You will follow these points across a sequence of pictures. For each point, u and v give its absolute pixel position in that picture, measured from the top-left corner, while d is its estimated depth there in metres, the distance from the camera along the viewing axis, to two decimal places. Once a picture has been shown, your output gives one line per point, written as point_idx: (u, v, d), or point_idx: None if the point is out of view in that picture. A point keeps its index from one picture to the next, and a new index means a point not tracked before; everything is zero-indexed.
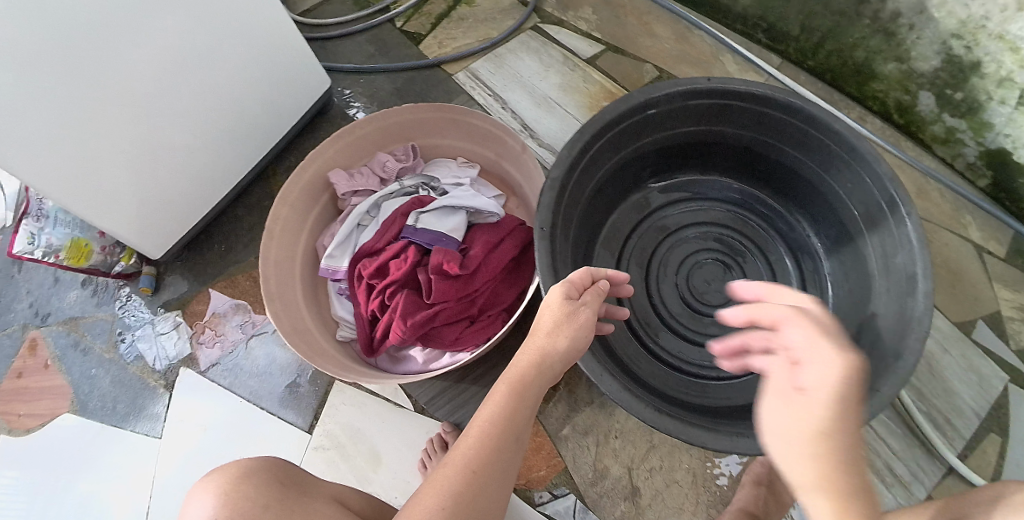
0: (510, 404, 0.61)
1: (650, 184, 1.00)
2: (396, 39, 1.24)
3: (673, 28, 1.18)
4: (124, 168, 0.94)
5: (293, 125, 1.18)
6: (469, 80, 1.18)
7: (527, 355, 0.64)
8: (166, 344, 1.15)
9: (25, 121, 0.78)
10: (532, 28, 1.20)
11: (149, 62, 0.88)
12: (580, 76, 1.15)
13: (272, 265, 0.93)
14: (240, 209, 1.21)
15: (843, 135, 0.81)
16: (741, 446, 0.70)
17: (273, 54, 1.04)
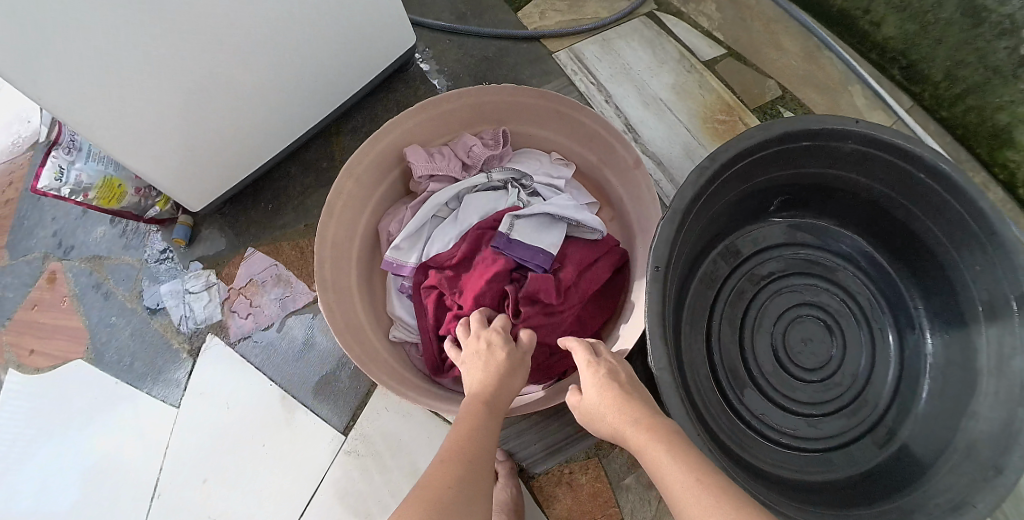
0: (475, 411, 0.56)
1: (771, 222, 0.93)
2: (491, 1, 1.15)
3: (802, 45, 1.06)
4: (175, 110, 0.85)
5: (367, 83, 1.08)
6: (571, 62, 1.08)
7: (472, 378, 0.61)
8: (196, 305, 1.05)
9: (65, 33, 0.67)
10: (646, 15, 1.10)
11: (225, 1, 0.77)
12: (695, 79, 1.05)
13: (329, 247, 0.85)
14: (295, 167, 1.11)
15: (989, 212, 0.72)
16: None
17: (358, 5, 0.92)
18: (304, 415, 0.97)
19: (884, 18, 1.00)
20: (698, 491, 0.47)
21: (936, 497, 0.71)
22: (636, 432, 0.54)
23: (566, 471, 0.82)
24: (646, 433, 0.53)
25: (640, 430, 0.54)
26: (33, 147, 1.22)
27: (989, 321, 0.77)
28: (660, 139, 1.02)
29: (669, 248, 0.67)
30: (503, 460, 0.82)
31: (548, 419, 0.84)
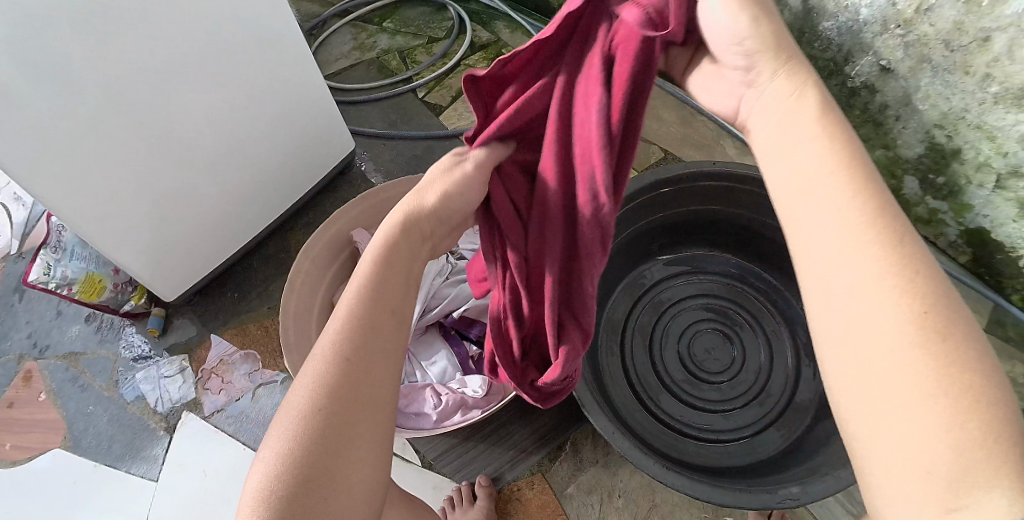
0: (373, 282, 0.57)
1: (658, 256, 1.04)
2: (417, 108, 1.30)
3: None
4: (149, 206, 0.98)
5: (315, 184, 1.24)
6: None
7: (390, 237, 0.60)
8: (169, 387, 1.13)
9: (55, 148, 0.81)
10: None
11: (188, 112, 0.93)
12: None
13: (291, 317, 0.94)
14: (255, 259, 1.24)
15: None
16: (744, 502, 0.75)
17: (303, 112, 1.11)
18: None
19: None
20: (892, 280, 0.41)
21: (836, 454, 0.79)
22: (855, 211, 0.43)
23: (515, 489, 0.89)
24: (863, 209, 0.43)
25: (854, 210, 0.43)
26: (5, 260, 1.32)
27: None
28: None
29: None
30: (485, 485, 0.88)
31: (489, 444, 0.91)
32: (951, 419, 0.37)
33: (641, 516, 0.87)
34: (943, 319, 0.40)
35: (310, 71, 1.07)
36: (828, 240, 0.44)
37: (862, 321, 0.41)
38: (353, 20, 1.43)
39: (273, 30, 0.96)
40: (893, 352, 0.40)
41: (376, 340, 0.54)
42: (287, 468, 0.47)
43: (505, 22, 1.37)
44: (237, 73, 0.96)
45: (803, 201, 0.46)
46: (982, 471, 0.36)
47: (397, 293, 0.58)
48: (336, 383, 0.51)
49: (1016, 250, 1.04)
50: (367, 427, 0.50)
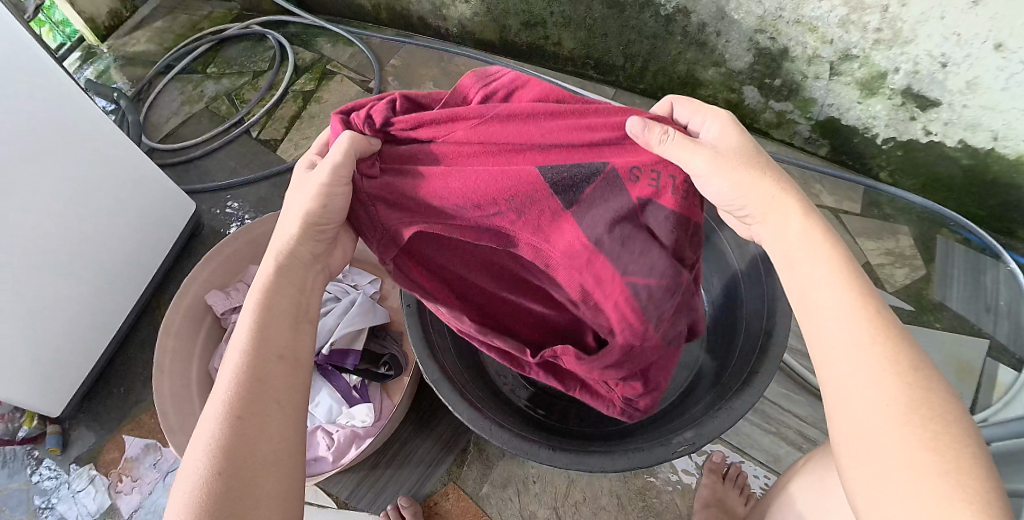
0: (265, 312, 0.54)
1: None
2: (255, 148, 1.30)
3: None
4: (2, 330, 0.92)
5: (165, 257, 1.20)
6: None
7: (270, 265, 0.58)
8: (85, 499, 1.08)
9: None
10: None
11: (5, 221, 0.87)
12: None
13: (168, 400, 0.90)
14: (132, 348, 1.20)
15: None
16: (637, 461, 0.70)
17: (138, 188, 1.08)
18: None
19: (560, 37, 1.20)
20: (891, 371, 0.43)
21: (727, 382, 0.77)
22: (847, 293, 0.48)
23: (432, 504, 0.88)
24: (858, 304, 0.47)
25: (858, 303, 0.47)
26: None
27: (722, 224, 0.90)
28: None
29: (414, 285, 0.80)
30: (408, 506, 0.85)
31: (396, 466, 0.91)
32: (896, 427, 0.42)
33: (560, 495, 0.87)
34: (928, 406, 0.42)
35: (123, 142, 1.03)
36: (834, 319, 0.47)
37: (856, 386, 0.44)
38: (176, 74, 1.43)
39: (70, 112, 0.92)
40: (880, 404, 0.43)
41: (268, 364, 0.52)
42: (201, 485, 0.45)
43: (326, 37, 1.44)
44: (48, 168, 0.91)
45: (803, 278, 0.51)
46: (935, 470, 0.39)
47: (289, 316, 0.56)
48: (235, 417, 0.48)
49: (870, 130, 1.05)
50: (279, 439, 0.49)
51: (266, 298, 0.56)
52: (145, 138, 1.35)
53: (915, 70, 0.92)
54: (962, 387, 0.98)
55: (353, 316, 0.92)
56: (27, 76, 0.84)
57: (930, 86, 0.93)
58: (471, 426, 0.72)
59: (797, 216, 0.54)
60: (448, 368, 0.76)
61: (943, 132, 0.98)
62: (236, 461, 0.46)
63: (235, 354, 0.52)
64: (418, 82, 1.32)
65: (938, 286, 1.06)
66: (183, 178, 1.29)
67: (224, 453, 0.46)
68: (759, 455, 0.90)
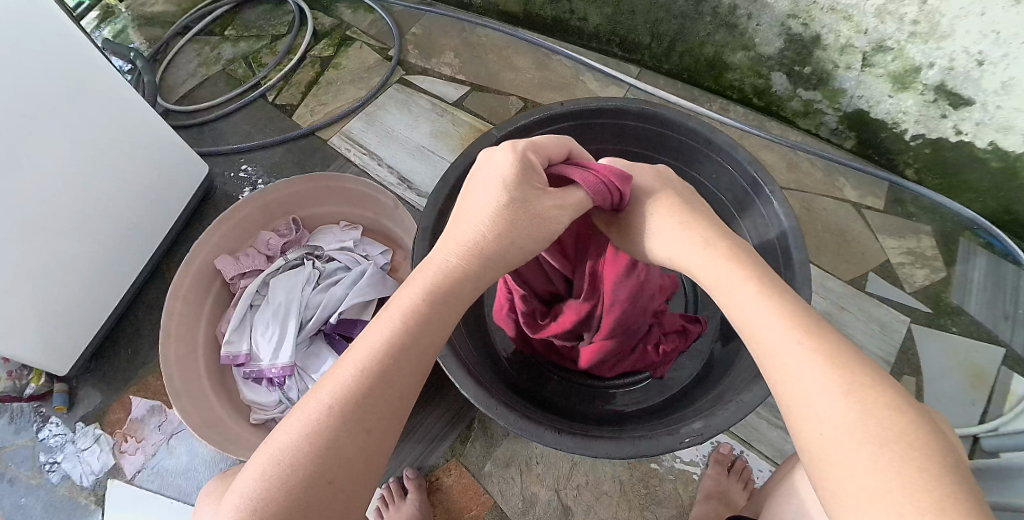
0: (416, 314, 0.51)
1: None
2: (270, 113, 1.29)
3: (533, 58, 1.26)
4: (13, 286, 0.91)
5: (176, 218, 1.19)
6: (344, 143, 1.22)
7: (431, 269, 0.54)
8: (89, 458, 1.08)
9: None
10: (397, 83, 1.27)
11: (20, 177, 0.87)
12: (449, 120, 1.20)
13: (174, 361, 0.89)
14: (140, 309, 1.20)
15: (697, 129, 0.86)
16: (644, 450, 0.68)
17: (152, 148, 1.07)
18: None
19: (586, 13, 1.18)
20: (838, 373, 0.43)
21: (739, 374, 0.75)
22: (780, 315, 0.48)
23: (434, 479, 0.87)
24: (810, 321, 0.47)
25: (804, 334, 0.46)
26: None
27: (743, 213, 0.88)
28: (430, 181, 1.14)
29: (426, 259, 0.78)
30: (414, 477, 0.86)
31: (399, 439, 0.90)
32: (851, 449, 0.41)
33: (563, 477, 0.86)
34: (883, 401, 0.42)
35: (137, 102, 1.02)
36: (782, 343, 0.46)
37: (812, 393, 0.43)
38: (194, 35, 1.41)
39: (85, 70, 0.91)
40: (841, 423, 0.42)
41: (396, 374, 0.48)
42: (287, 466, 0.44)
43: (345, 4, 1.41)
44: (63, 126, 0.91)
45: (746, 309, 0.50)
46: (908, 496, 0.38)
47: (431, 327, 0.52)
48: (344, 417, 0.46)
49: (899, 125, 1.03)
50: (378, 457, 0.47)
51: (430, 299, 0.52)
52: (161, 99, 1.34)
53: (950, 67, 0.89)
54: (974, 393, 0.96)
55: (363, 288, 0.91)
56: (46, 33, 0.83)
57: (964, 83, 0.90)
58: (477, 406, 0.70)
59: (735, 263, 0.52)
60: (456, 343, 0.75)
61: (974, 133, 0.95)
62: (330, 461, 0.44)
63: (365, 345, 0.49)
64: (438, 52, 1.30)
65: (958, 289, 1.03)
66: (196, 141, 1.28)
67: (322, 449, 0.44)
68: (764, 449, 0.89)
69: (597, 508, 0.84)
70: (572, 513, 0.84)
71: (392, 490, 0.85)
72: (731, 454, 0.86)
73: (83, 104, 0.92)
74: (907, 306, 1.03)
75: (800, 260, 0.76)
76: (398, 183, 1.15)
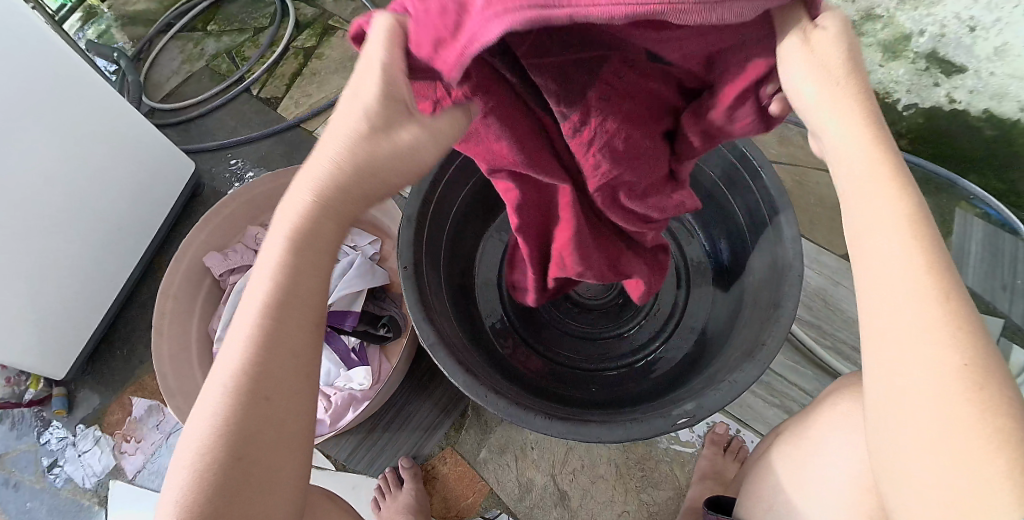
0: (291, 270, 0.42)
1: None
2: (255, 107, 1.28)
3: None
4: (5, 292, 0.91)
5: (165, 217, 1.18)
6: None
7: (302, 191, 0.42)
8: (91, 460, 1.09)
9: None
10: None
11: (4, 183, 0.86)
12: None
13: (167, 360, 0.89)
14: (134, 310, 1.20)
15: None
16: (636, 433, 0.67)
17: (137, 148, 1.06)
18: None
19: None
20: (946, 308, 0.35)
21: (733, 353, 0.74)
22: (907, 225, 0.36)
23: (430, 467, 0.88)
24: (916, 228, 0.36)
25: (920, 247, 0.36)
26: None
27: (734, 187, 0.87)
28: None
29: (411, 248, 0.76)
30: (410, 466, 0.86)
31: (394, 429, 0.90)
32: (938, 393, 0.34)
33: (558, 462, 0.86)
34: (980, 345, 0.35)
35: (121, 102, 1.01)
36: (891, 261, 0.36)
37: (906, 327, 0.36)
38: (177, 31, 1.40)
39: (66, 72, 0.90)
40: (931, 365, 0.35)
41: (282, 349, 0.43)
42: (194, 474, 0.40)
43: None
44: (49, 130, 0.90)
45: (859, 208, 0.38)
46: (988, 450, 0.32)
47: (313, 279, 0.44)
48: (236, 410, 0.41)
49: (890, 96, 1.01)
50: (290, 440, 0.43)
51: (297, 248, 0.42)
52: (147, 97, 1.33)
53: (940, 33, 0.91)
54: None
55: (352, 278, 0.90)
56: (25, 38, 0.82)
57: (955, 50, 0.91)
58: (467, 394, 0.70)
59: (860, 129, 0.38)
60: (444, 332, 0.75)
61: (968, 101, 0.94)
62: (230, 464, 0.40)
63: (244, 320, 0.42)
64: None
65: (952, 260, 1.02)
66: (183, 138, 1.27)
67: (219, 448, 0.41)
68: (759, 427, 0.90)
69: (593, 491, 0.85)
70: (569, 497, 0.84)
71: (389, 480, 0.85)
72: (726, 434, 0.85)
73: (67, 108, 0.92)
74: None
75: (791, 234, 0.74)
76: None
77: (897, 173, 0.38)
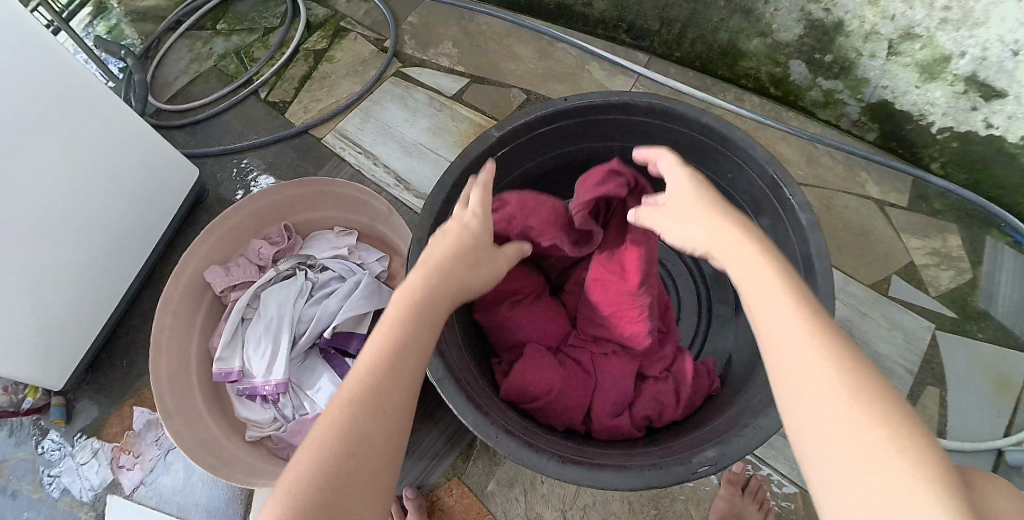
0: (387, 359, 0.47)
1: None
2: (262, 110, 1.25)
3: (536, 46, 1.20)
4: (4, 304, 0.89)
5: (169, 223, 1.15)
6: (338, 141, 1.17)
7: (396, 305, 0.52)
8: (89, 472, 1.07)
9: None
10: (394, 75, 1.21)
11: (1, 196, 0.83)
12: (447, 114, 1.15)
13: (166, 379, 0.87)
14: (135, 318, 1.17)
15: (713, 126, 0.81)
16: (654, 479, 0.64)
17: (143, 156, 1.04)
18: None
19: None
20: (863, 407, 0.38)
21: (758, 394, 0.73)
22: (809, 336, 0.41)
23: (436, 498, 0.84)
24: (813, 329, 0.42)
25: (825, 357, 0.40)
26: None
27: (761, 214, 0.85)
28: (427, 180, 1.09)
29: None
30: (414, 497, 0.82)
31: None
32: (880, 482, 0.35)
33: (569, 497, 0.83)
34: (911, 435, 0.36)
35: (129, 109, 0.99)
36: (805, 368, 0.40)
37: (836, 434, 0.38)
38: (186, 30, 1.36)
39: (67, 80, 0.87)
40: (868, 460, 0.36)
41: (371, 424, 0.44)
42: None
43: None
44: (52, 140, 0.88)
45: (768, 326, 0.43)
46: None
47: (407, 362, 0.48)
48: (319, 475, 0.42)
49: (925, 118, 0.97)
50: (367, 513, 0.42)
51: (399, 336, 0.49)
52: (154, 98, 1.30)
53: (983, 56, 0.84)
54: (999, 403, 0.92)
55: (358, 301, 0.87)
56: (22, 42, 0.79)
57: (997, 74, 0.84)
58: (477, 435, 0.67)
59: (762, 268, 0.46)
60: (454, 364, 0.72)
61: (1005, 127, 0.89)
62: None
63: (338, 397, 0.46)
64: (435, 41, 1.24)
65: (984, 292, 0.98)
66: (189, 140, 1.24)
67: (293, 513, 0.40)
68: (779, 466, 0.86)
69: None
70: None
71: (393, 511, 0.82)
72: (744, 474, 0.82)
73: (69, 116, 0.89)
74: (931, 311, 0.98)
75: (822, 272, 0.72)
76: (394, 186, 1.10)
77: (798, 295, 0.44)
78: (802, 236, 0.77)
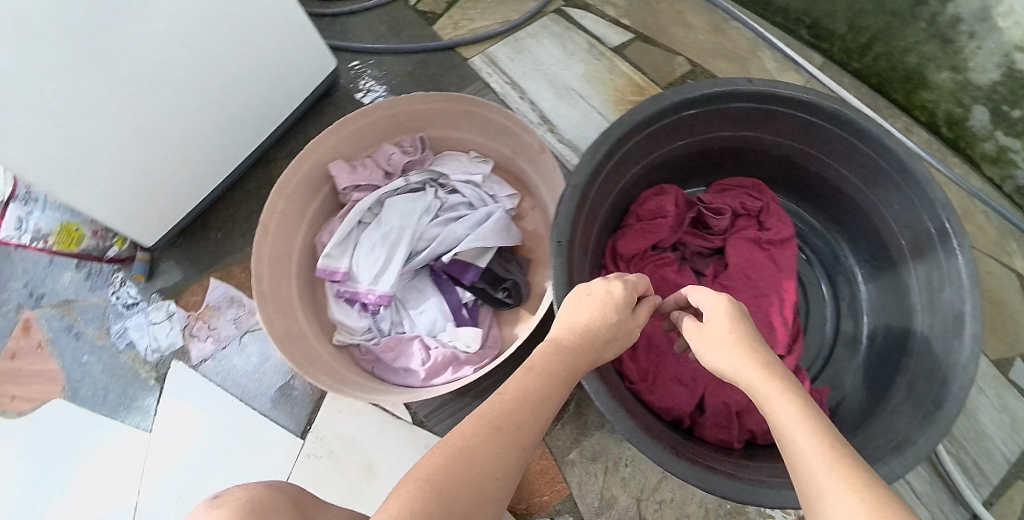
0: (552, 371, 0.53)
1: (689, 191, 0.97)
2: (409, 17, 1.20)
3: (709, 19, 1.12)
4: (121, 146, 0.88)
5: (293, 109, 1.13)
6: (486, 66, 1.13)
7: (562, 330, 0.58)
8: (159, 332, 1.07)
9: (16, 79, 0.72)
10: (554, 13, 1.16)
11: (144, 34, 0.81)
12: (605, 66, 1.10)
13: (267, 262, 0.84)
14: (237, 195, 1.15)
15: (896, 153, 0.74)
16: (766, 499, 0.61)
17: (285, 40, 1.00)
18: (267, 427, 0.98)
19: None
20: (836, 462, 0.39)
21: (875, 442, 0.72)
22: (782, 397, 0.45)
23: None
24: (786, 393, 0.46)
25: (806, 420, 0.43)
26: None
27: (917, 257, 0.79)
28: (574, 127, 1.06)
29: (570, 221, 0.70)
30: None
31: None
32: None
33: (648, 488, 0.80)
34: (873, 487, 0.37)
35: None
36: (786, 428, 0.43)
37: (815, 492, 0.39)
38: None
39: None
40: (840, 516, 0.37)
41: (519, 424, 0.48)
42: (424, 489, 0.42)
43: None
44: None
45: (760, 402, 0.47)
46: None
47: (556, 382, 0.53)
48: (474, 446, 0.45)
49: None
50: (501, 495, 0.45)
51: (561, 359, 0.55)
52: None
53: None
54: None
55: (487, 233, 0.82)
56: None
57: None
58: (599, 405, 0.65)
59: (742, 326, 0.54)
60: None
61: None
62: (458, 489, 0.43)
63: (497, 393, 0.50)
64: None
65: None
66: (327, 31, 1.21)
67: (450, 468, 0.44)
68: None
69: None
70: None
71: None
72: None
73: None
74: None
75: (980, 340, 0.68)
76: (538, 123, 1.07)
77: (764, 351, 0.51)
78: (958, 294, 0.73)
